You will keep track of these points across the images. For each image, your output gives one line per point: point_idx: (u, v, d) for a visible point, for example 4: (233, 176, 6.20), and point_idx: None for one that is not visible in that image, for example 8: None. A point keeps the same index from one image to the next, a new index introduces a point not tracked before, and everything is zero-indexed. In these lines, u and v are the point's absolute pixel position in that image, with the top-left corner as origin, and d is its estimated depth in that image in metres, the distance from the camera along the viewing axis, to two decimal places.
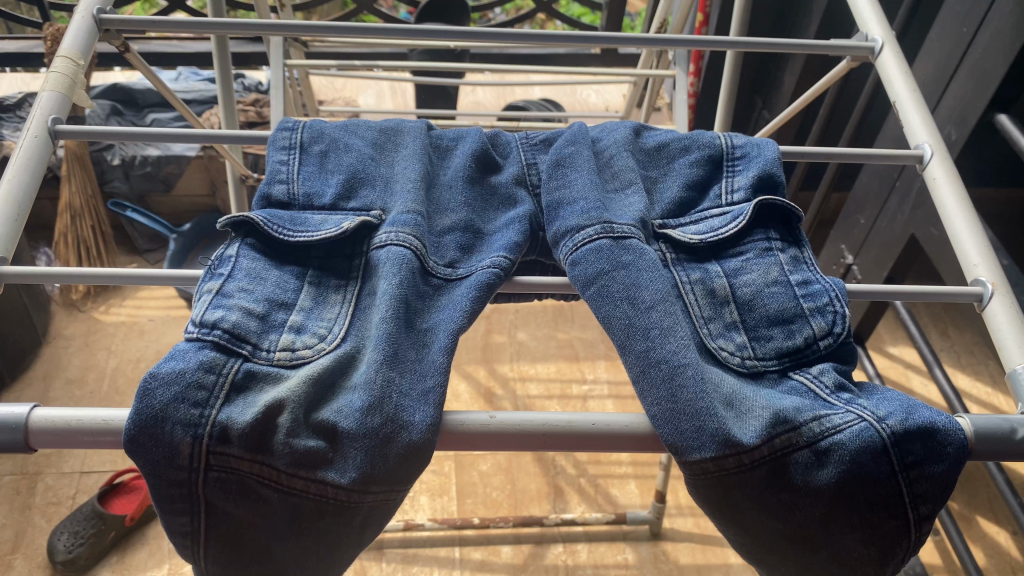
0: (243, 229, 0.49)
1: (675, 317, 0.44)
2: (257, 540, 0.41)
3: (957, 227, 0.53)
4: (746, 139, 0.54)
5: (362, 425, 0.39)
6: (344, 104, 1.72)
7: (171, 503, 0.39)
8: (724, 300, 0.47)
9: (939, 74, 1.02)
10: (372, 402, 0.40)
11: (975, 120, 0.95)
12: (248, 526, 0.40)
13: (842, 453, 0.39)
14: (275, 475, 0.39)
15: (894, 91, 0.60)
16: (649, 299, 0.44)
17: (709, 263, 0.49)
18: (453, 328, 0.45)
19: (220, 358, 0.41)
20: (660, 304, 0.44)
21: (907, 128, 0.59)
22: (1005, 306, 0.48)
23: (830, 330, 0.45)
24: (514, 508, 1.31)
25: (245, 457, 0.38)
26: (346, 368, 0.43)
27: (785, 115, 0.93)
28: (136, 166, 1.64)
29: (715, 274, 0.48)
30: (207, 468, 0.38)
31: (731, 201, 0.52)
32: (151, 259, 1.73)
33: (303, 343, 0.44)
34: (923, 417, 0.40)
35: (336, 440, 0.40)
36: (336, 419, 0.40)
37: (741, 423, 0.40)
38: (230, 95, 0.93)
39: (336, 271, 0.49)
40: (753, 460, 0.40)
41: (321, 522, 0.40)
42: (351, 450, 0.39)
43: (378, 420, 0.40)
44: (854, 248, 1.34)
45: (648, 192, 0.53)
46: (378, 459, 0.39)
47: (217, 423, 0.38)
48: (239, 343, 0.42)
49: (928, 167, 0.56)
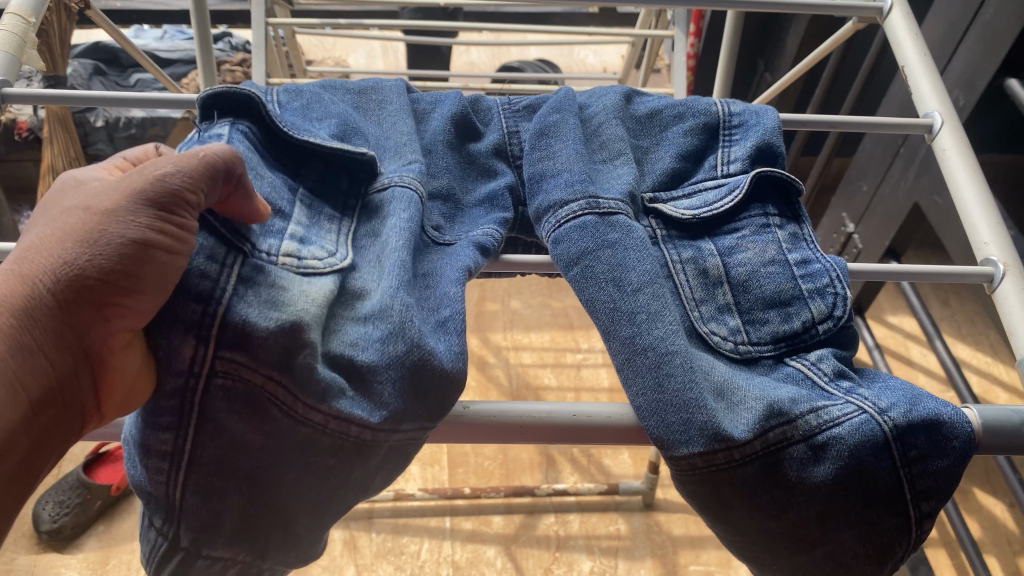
0: (240, 112, 0.44)
1: (665, 302, 0.41)
2: (260, 469, 0.36)
3: (967, 201, 0.49)
4: (744, 106, 0.51)
5: (386, 357, 0.37)
6: (334, 65, 1.68)
7: (160, 412, 0.35)
8: (719, 282, 0.44)
9: (948, 37, 0.98)
10: (390, 329, 0.37)
11: (984, 85, 0.92)
12: (253, 451, 0.36)
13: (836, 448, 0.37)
14: (290, 400, 0.35)
15: (903, 54, 0.57)
16: (637, 279, 0.41)
17: (701, 238, 0.46)
18: (459, 275, 0.43)
19: (221, 249, 0.36)
20: (652, 287, 0.41)
21: (915, 94, 0.55)
22: (1018, 288, 0.45)
23: (831, 316, 0.43)
24: (505, 478, 1.29)
25: (262, 372, 0.35)
26: (347, 301, 0.40)
27: (783, 82, 0.89)
28: (120, 128, 1.61)
29: (710, 251, 0.45)
30: (211, 374, 0.34)
31: (729, 170, 0.49)
32: None
33: (309, 254, 0.40)
34: (930, 410, 0.37)
35: (353, 374, 0.37)
36: (354, 353, 0.37)
37: (726, 412, 0.38)
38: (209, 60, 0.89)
39: (331, 202, 0.45)
40: (744, 455, 0.37)
41: (333, 461, 0.37)
42: (378, 384, 0.37)
43: (402, 348, 0.37)
44: (855, 216, 1.31)
45: (639, 162, 0.50)
46: (408, 393, 0.37)
47: (229, 325, 0.34)
48: (238, 238, 0.37)
49: (938, 137, 0.52)
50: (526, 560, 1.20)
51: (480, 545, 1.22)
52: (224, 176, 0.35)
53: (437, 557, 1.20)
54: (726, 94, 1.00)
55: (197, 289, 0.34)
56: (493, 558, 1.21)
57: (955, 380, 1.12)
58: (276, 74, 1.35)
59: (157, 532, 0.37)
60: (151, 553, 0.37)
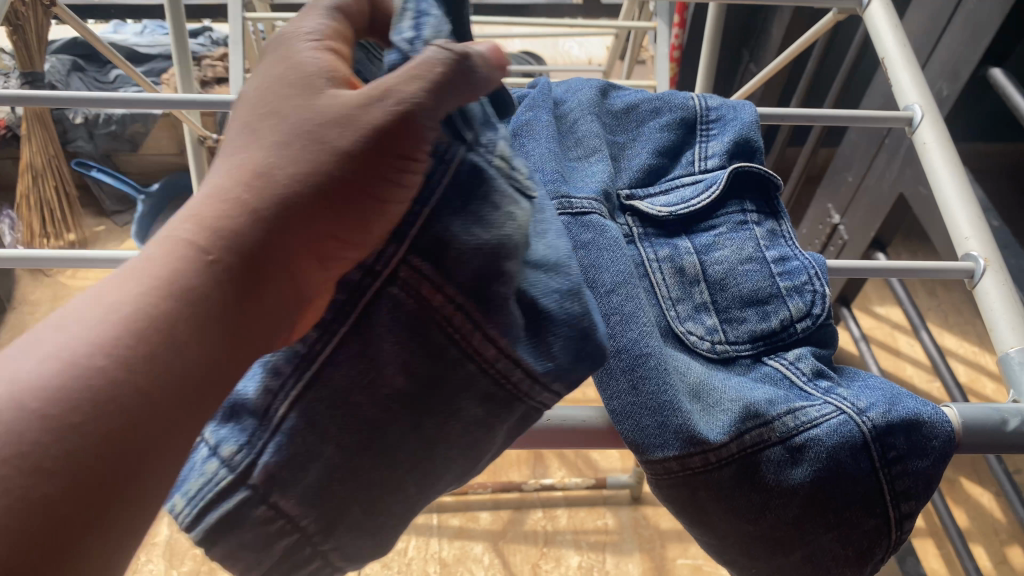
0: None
1: (641, 303, 0.40)
2: (370, 415, 0.33)
3: (947, 195, 0.48)
4: (721, 101, 0.51)
5: (564, 310, 0.33)
6: None
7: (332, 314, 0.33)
8: (695, 280, 0.43)
9: (932, 28, 0.98)
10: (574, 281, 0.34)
11: (968, 76, 0.92)
12: (386, 393, 0.32)
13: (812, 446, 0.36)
14: (466, 329, 0.32)
15: (882, 47, 0.56)
16: (610, 280, 0.40)
17: (678, 235, 0.45)
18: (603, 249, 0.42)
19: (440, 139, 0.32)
20: (627, 288, 0.40)
21: (894, 87, 0.54)
22: (999, 284, 0.44)
23: (810, 315, 0.42)
24: (492, 474, 1.29)
25: (440, 289, 0.32)
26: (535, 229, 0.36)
27: (768, 71, 0.88)
28: (100, 125, 1.58)
29: (686, 248, 0.44)
30: (391, 278, 0.32)
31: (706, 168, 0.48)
32: (121, 221, 1.69)
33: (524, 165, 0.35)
34: (911, 410, 0.37)
35: (530, 316, 0.33)
36: (536, 292, 0.33)
37: (703, 413, 0.37)
38: (187, 55, 0.87)
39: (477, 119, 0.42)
40: (720, 458, 0.36)
41: (481, 411, 0.33)
42: (553, 338, 0.33)
43: (579, 308, 0.33)
44: (840, 207, 1.31)
45: (615, 160, 0.49)
46: (581, 358, 0.33)
47: (429, 230, 0.32)
48: (464, 125, 0.33)
49: (918, 130, 0.52)
50: (513, 556, 1.20)
51: (467, 542, 1.22)
52: (462, 82, 0.31)
53: (424, 554, 1.20)
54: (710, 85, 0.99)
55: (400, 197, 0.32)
56: (481, 555, 1.20)
57: (940, 369, 1.12)
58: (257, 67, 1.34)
59: (220, 463, 0.33)
60: (206, 486, 0.33)
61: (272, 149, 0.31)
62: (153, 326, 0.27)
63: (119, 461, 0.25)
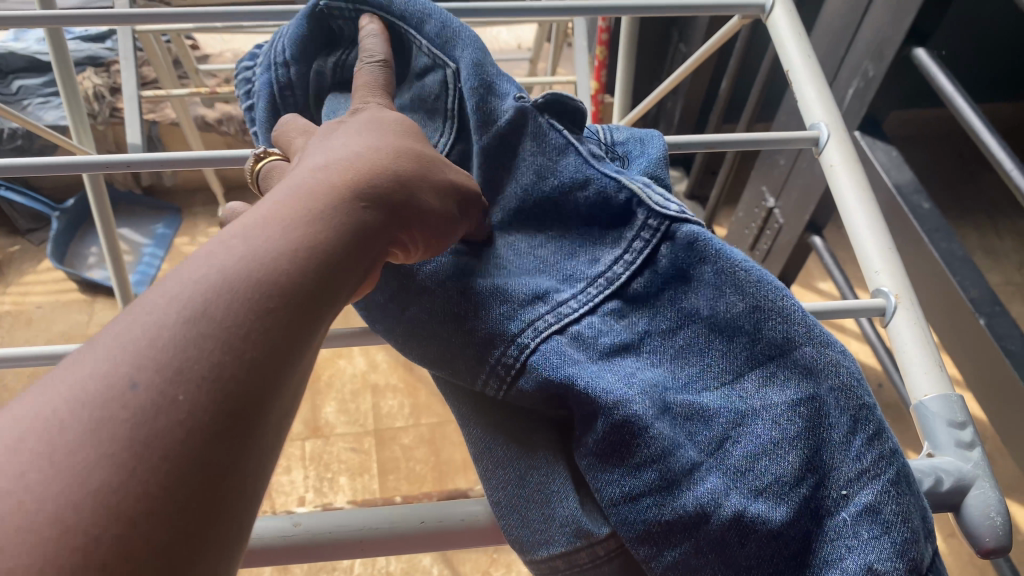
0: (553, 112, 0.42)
1: (549, 365, 0.35)
2: None
3: (856, 223, 0.45)
4: (628, 132, 0.47)
5: (783, 435, 0.33)
6: (232, 58, 1.61)
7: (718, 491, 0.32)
8: (602, 330, 0.37)
9: (853, 6, 0.95)
10: (775, 429, 0.33)
11: (892, 55, 0.89)
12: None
13: (888, 482, 0.31)
14: (807, 479, 0.32)
15: (787, 57, 0.53)
16: (524, 337, 0.37)
17: (575, 277, 0.39)
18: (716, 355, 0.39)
19: (684, 238, 0.37)
20: (535, 346, 0.36)
21: (801, 102, 0.52)
22: (910, 324, 0.42)
23: (723, 383, 0.35)
24: (438, 481, 1.34)
25: (809, 452, 0.32)
26: (717, 363, 0.36)
27: (687, 66, 0.85)
28: (4, 140, 1.46)
29: (596, 300, 0.38)
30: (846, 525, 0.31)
31: (662, 207, 0.38)
32: (36, 240, 1.62)
33: (791, 380, 0.34)
34: (854, 464, 0.32)
35: (740, 439, 0.33)
36: (780, 420, 0.33)
37: (605, 490, 0.34)
38: (70, 77, 0.82)
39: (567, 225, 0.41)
40: (608, 550, 0.34)
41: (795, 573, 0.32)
42: (732, 451, 0.33)
43: (807, 443, 0.32)
44: (774, 190, 1.28)
45: (537, 172, 0.41)
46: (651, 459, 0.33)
47: (812, 411, 0.33)
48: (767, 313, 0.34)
49: (824, 151, 0.49)
50: (463, 565, 1.23)
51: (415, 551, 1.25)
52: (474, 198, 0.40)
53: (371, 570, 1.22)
54: (629, 67, 0.96)
55: (846, 475, 0.32)
56: (429, 566, 1.23)
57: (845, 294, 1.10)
58: (164, 82, 1.28)
59: None
60: None
61: (359, 152, 0.37)
62: (228, 304, 0.28)
63: (182, 485, 0.24)
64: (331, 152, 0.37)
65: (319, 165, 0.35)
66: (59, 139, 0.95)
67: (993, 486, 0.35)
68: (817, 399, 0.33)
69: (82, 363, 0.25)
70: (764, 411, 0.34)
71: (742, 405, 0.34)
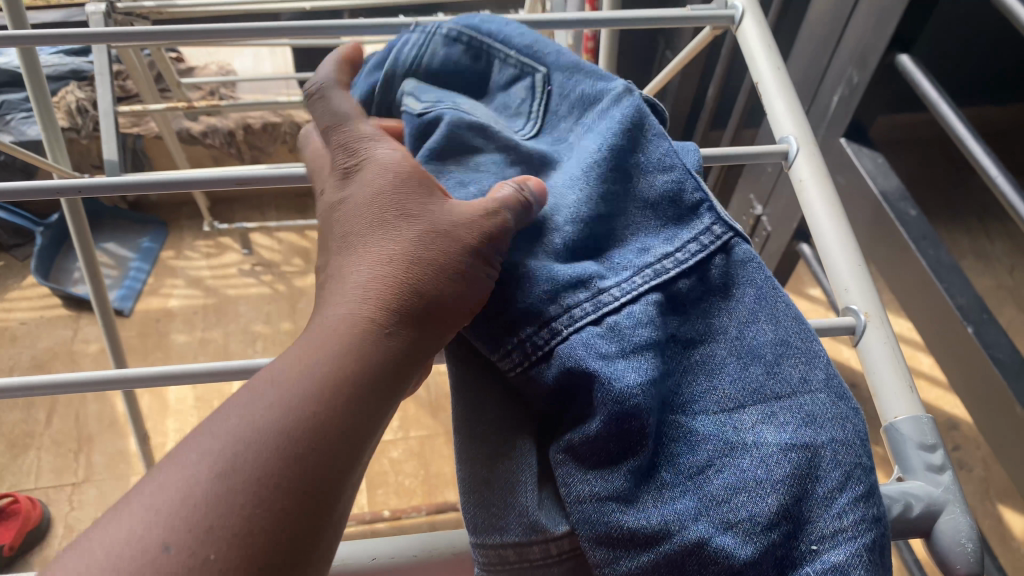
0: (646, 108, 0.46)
1: (576, 356, 0.34)
2: None
3: (824, 237, 0.45)
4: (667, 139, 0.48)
5: (771, 474, 0.32)
6: (217, 71, 1.60)
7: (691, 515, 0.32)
8: (640, 322, 0.36)
9: (837, 12, 0.94)
10: (763, 465, 0.33)
11: (876, 62, 0.88)
12: None
13: (863, 549, 0.30)
14: (780, 524, 0.31)
15: (756, 70, 0.52)
16: (558, 322, 0.36)
17: (622, 265, 0.39)
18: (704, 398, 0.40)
19: (740, 259, 0.39)
20: (566, 335, 0.36)
21: (770, 116, 0.51)
22: (880, 342, 0.41)
23: (722, 410, 0.35)
24: (427, 495, 1.33)
25: (792, 499, 0.32)
26: (716, 397, 0.36)
27: (667, 75, 0.84)
28: None
29: (642, 289, 0.37)
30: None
31: (727, 220, 0.40)
32: (20, 255, 1.61)
33: (791, 430, 0.34)
34: (833, 521, 0.31)
35: (723, 470, 0.33)
36: (770, 459, 0.33)
37: (576, 486, 0.33)
38: (41, 97, 0.81)
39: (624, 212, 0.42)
40: (562, 550, 0.33)
41: None
42: (711, 481, 0.33)
43: (793, 488, 0.32)
44: (762, 198, 1.27)
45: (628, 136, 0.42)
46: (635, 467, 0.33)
47: (805, 461, 0.32)
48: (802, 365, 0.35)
49: (794, 165, 0.48)
50: None
51: None
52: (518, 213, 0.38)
53: None
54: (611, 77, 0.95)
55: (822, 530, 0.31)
56: None
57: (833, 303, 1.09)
58: (146, 97, 1.27)
59: None
60: None
61: (385, 221, 0.36)
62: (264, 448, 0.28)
63: None
64: (358, 221, 0.36)
65: (368, 246, 0.35)
66: (33, 158, 0.94)
67: (964, 510, 0.34)
68: (812, 450, 0.33)
69: (118, 525, 0.27)
70: (753, 448, 0.33)
71: (733, 437, 0.34)
